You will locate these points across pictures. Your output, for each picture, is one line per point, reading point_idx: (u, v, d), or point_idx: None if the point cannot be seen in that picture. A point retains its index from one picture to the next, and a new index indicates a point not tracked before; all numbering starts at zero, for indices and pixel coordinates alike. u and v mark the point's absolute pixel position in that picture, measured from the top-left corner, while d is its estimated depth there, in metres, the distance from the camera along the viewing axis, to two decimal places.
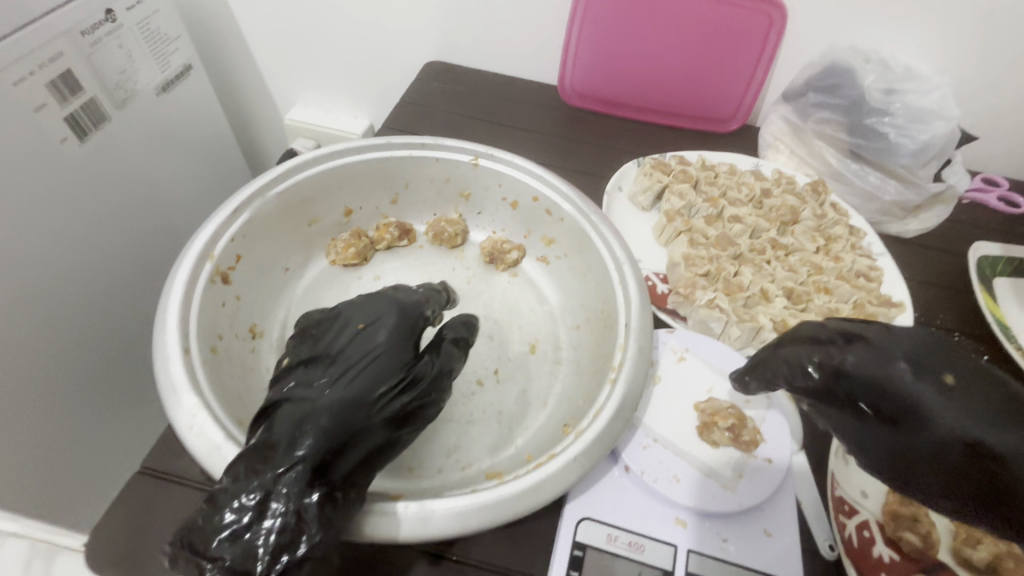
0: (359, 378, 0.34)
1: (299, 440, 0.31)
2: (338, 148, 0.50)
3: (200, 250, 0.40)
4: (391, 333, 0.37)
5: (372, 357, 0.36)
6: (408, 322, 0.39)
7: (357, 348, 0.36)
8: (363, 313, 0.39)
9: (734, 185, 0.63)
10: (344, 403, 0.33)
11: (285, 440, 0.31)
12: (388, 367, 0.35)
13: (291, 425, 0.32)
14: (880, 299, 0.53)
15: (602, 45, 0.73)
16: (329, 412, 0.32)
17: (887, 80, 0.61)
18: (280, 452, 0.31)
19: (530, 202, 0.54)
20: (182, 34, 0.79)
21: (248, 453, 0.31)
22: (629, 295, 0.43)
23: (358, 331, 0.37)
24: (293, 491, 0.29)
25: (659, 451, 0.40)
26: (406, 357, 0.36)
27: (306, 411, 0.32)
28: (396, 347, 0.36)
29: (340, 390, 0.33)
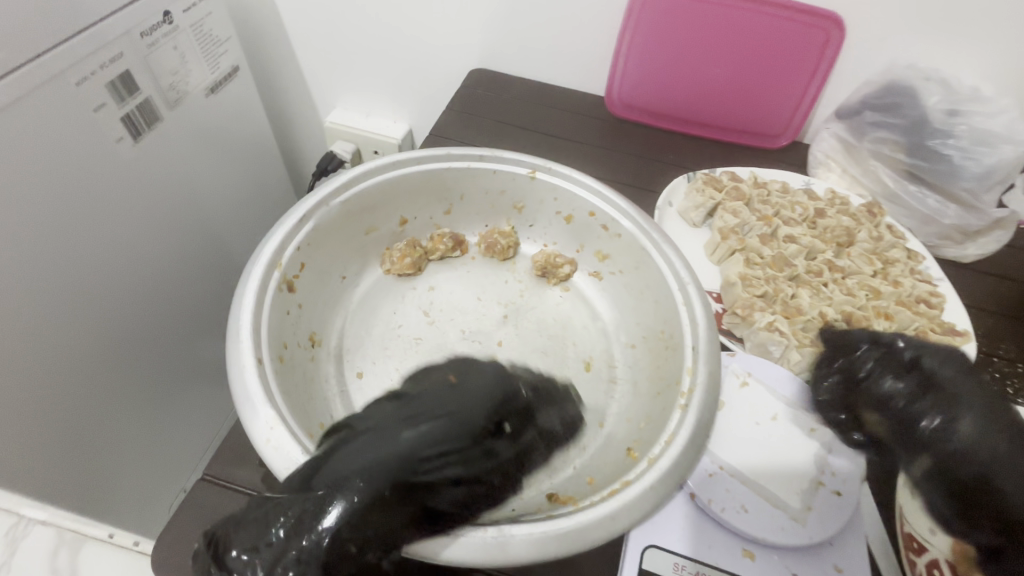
0: (438, 429, 0.34)
1: (363, 474, 0.31)
2: (398, 158, 0.50)
3: (270, 258, 0.40)
4: (481, 398, 0.36)
5: (449, 415, 0.35)
6: (505, 389, 0.38)
7: (434, 399, 0.36)
8: (461, 369, 0.39)
9: (786, 204, 0.62)
10: (409, 456, 0.32)
11: (349, 471, 0.31)
12: (462, 433, 0.34)
13: (360, 457, 0.32)
14: (943, 327, 0.52)
15: (652, 57, 0.72)
16: (394, 461, 0.32)
17: (951, 101, 0.60)
18: (339, 482, 0.31)
19: (585, 216, 0.53)
20: (232, 37, 0.79)
21: (307, 470, 0.32)
22: (695, 316, 0.43)
23: (452, 386, 0.37)
24: (336, 528, 0.29)
25: (725, 479, 0.39)
26: (484, 423, 0.35)
27: (378, 451, 0.32)
28: (478, 411, 0.36)
29: (410, 441, 0.33)
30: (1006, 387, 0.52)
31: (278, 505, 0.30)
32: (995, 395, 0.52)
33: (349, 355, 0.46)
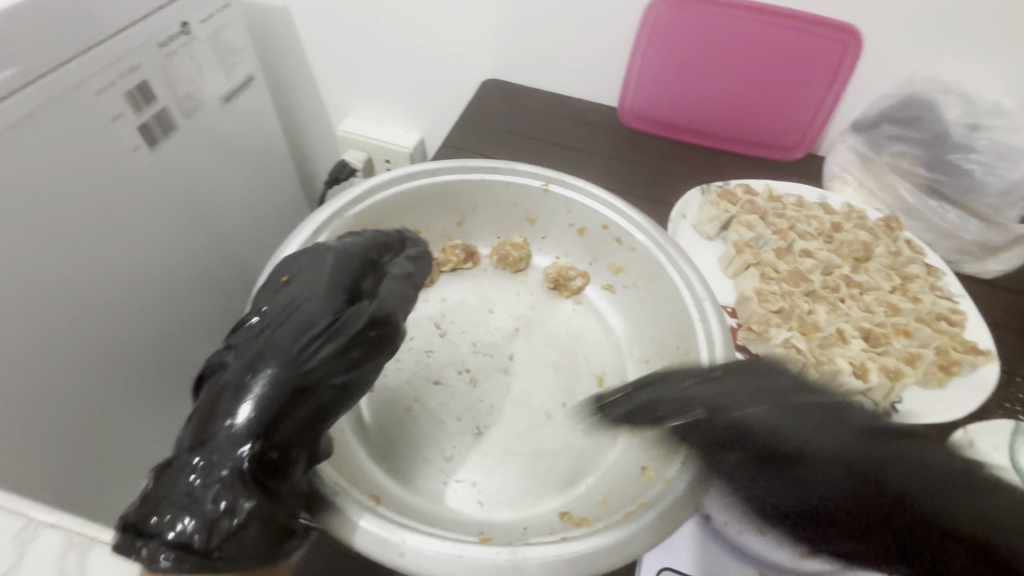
0: (287, 326, 0.35)
1: (247, 387, 0.33)
2: (411, 169, 0.50)
3: (283, 270, 0.40)
4: (322, 287, 0.37)
5: (301, 311, 0.36)
6: (341, 272, 0.39)
7: (285, 301, 0.37)
8: (287, 265, 0.39)
9: (803, 218, 0.61)
10: (281, 356, 0.34)
11: (231, 391, 0.33)
12: (318, 315, 0.36)
13: (240, 375, 0.33)
14: (965, 345, 0.51)
15: (666, 69, 0.72)
16: (271, 366, 0.33)
17: (973, 115, 0.59)
18: (222, 408, 0.32)
19: (598, 229, 0.53)
20: (247, 46, 0.80)
21: (194, 425, 0.33)
22: (711, 333, 0.42)
23: (284, 284, 0.38)
24: (246, 452, 0.31)
25: None
26: (336, 308, 0.37)
27: (252, 360, 0.34)
28: (325, 296, 0.37)
29: (275, 344, 0.34)
30: None
31: (179, 460, 0.32)
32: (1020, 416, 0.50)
33: None
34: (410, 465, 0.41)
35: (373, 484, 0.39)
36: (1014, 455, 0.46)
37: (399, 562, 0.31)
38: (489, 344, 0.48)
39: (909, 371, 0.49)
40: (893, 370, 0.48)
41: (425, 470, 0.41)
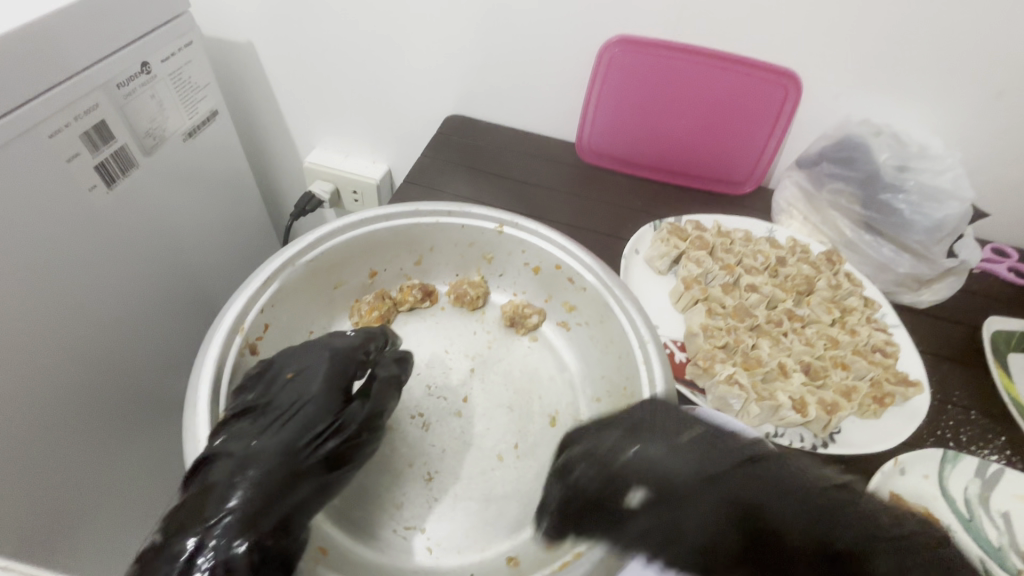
0: (289, 425, 0.37)
1: (234, 485, 0.33)
2: (366, 214, 0.51)
3: (232, 323, 0.40)
4: (323, 385, 0.39)
5: (303, 409, 0.38)
6: (337, 368, 0.41)
7: (287, 397, 0.38)
8: (294, 361, 0.41)
9: (749, 253, 0.64)
10: (275, 449, 0.35)
11: (223, 481, 0.33)
12: (318, 416, 0.38)
13: (229, 471, 0.33)
14: (897, 377, 0.54)
15: (620, 109, 0.75)
16: (259, 462, 0.34)
17: (900, 157, 0.63)
18: (213, 500, 0.32)
19: (552, 269, 0.55)
20: (211, 82, 0.81)
21: (178, 513, 0.32)
22: (654, 375, 0.44)
23: (289, 379, 0.39)
24: (226, 540, 0.31)
25: None
26: (333, 410, 0.39)
27: (244, 455, 0.34)
28: (325, 393, 0.39)
29: (267, 439, 0.35)
30: (960, 435, 0.54)
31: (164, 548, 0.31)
32: (949, 443, 0.53)
33: None
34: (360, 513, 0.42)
35: (322, 537, 0.40)
36: (942, 481, 0.49)
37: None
38: (443, 386, 0.49)
39: (846, 403, 0.51)
40: (831, 403, 0.50)
41: (374, 520, 0.42)
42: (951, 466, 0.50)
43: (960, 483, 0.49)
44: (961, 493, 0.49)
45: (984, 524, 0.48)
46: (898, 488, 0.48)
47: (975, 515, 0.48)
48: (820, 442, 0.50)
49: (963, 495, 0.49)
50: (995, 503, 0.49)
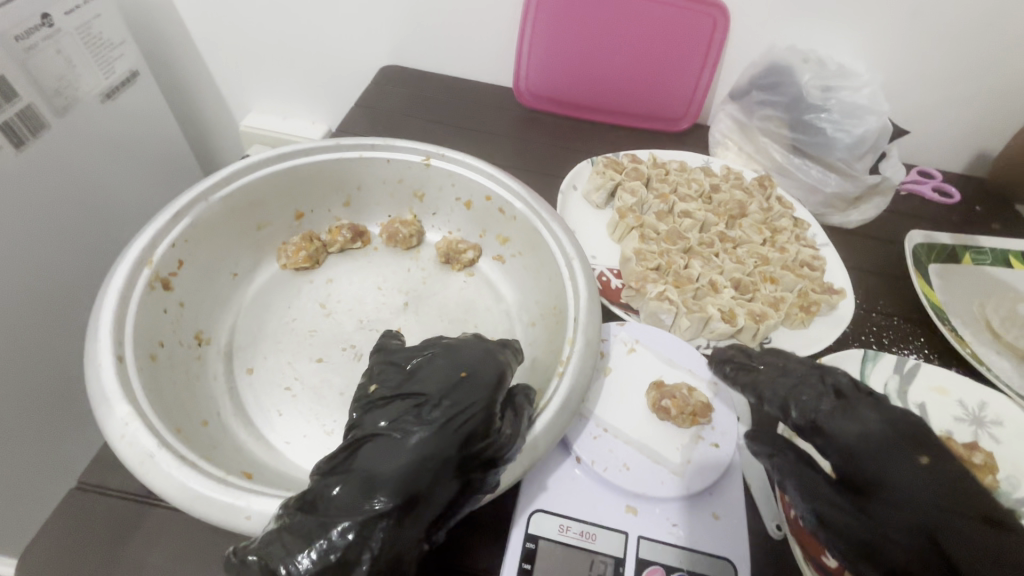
0: (454, 429, 0.32)
1: (383, 487, 0.29)
2: (284, 151, 0.49)
3: (138, 256, 0.39)
4: (474, 403, 0.33)
5: (452, 420, 0.32)
6: (489, 384, 0.35)
7: (457, 397, 0.33)
8: (461, 360, 0.36)
9: (683, 182, 0.65)
10: (419, 467, 0.30)
11: (374, 482, 0.29)
12: (467, 433, 0.32)
13: (378, 466, 0.30)
14: (823, 286, 0.56)
15: (554, 47, 0.74)
16: (399, 479, 0.30)
17: (822, 78, 0.64)
18: (365, 499, 0.29)
19: (483, 202, 0.54)
20: (126, 40, 0.77)
21: (333, 489, 0.29)
22: (578, 288, 0.45)
23: (460, 379, 0.34)
24: (380, 541, 0.28)
25: (609, 441, 0.41)
26: (480, 430, 0.33)
27: (398, 455, 0.31)
28: (481, 409, 0.33)
29: (415, 449, 0.31)
30: (882, 338, 0.57)
31: (299, 526, 0.28)
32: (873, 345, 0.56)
33: (239, 352, 0.45)
34: (290, 442, 0.40)
35: (250, 461, 0.39)
36: (863, 379, 0.51)
37: (246, 526, 0.29)
38: (375, 320, 0.48)
39: (773, 313, 0.53)
40: (759, 313, 0.52)
41: (302, 449, 0.40)
42: (871, 365, 0.52)
43: (880, 380, 0.52)
44: (881, 389, 0.51)
45: None
46: None
47: None
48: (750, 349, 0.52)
49: (882, 390, 0.51)
50: (912, 396, 0.51)
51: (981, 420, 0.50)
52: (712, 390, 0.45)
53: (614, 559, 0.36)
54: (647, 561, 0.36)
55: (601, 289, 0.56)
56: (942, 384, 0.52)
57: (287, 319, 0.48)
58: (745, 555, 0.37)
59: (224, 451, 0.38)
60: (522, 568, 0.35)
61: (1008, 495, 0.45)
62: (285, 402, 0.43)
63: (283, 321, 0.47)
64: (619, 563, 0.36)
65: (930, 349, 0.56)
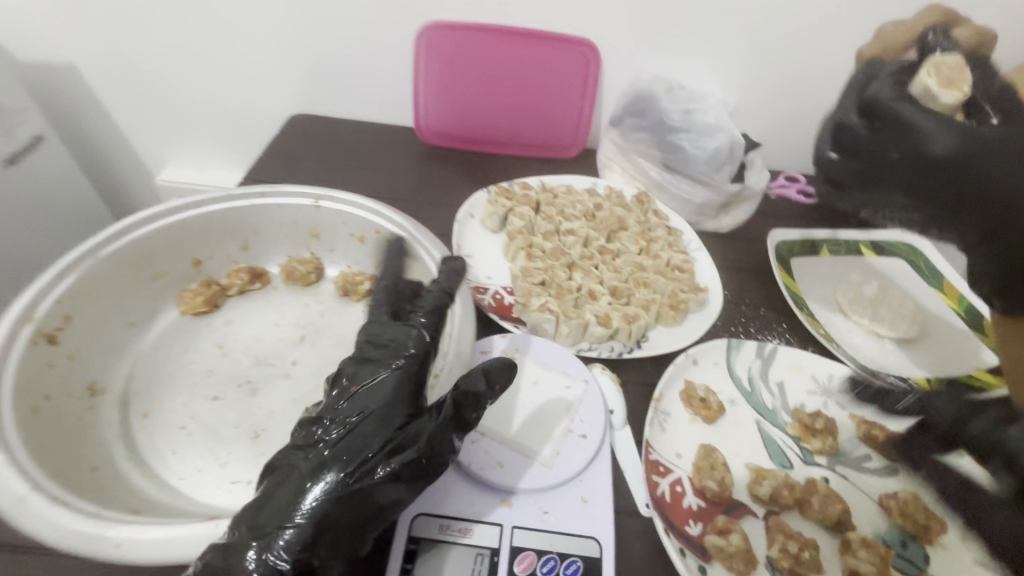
0: (354, 436, 0.35)
1: (292, 499, 0.33)
2: (175, 203, 0.52)
3: (20, 312, 0.41)
4: (391, 391, 0.38)
5: (366, 417, 0.36)
6: (407, 367, 0.39)
7: (355, 407, 0.37)
8: (362, 374, 0.39)
9: (569, 204, 0.72)
10: (348, 458, 0.34)
11: (283, 498, 0.33)
12: (392, 417, 0.37)
13: (287, 486, 0.33)
14: (690, 286, 0.62)
15: (446, 89, 0.80)
16: (332, 472, 0.34)
17: (680, 103, 0.73)
18: (276, 515, 0.32)
19: (375, 236, 0.58)
20: (27, 106, 0.79)
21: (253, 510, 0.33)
22: (454, 307, 0.49)
23: (357, 392, 0.38)
24: (292, 548, 0.31)
25: (486, 443, 0.44)
26: (404, 412, 0.37)
27: (305, 471, 0.34)
28: (399, 394, 0.38)
29: (341, 445, 0.35)
30: (749, 327, 0.63)
31: (226, 549, 0.31)
32: (741, 335, 0.62)
33: (134, 398, 0.47)
34: (183, 478, 0.42)
35: (142, 500, 0.40)
36: (729, 364, 0.57)
37: (115, 554, 0.31)
38: (272, 355, 0.51)
39: (645, 314, 0.58)
40: (632, 315, 0.58)
41: (195, 483, 0.42)
42: (736, 352, 0.58)
43: (744, 364, 0.58)
44: (745, 372, 0.57)
45: (763, 394, 0.56)
46: (690, 375, 0.55)
47: (756, 388, 0.56)
48: (628, 348, 0.57)
49: (746, 374, 0.57)
50: (773, 376, 0.57)
51: (830, 391, 0.57)
52: (584, 388, 0.49)
53: (490, 549, 0.39)
54: (520, 548, 0.40)
55: (495, 307, 0.60)
56: (797, 361, 0.59)
57: (185, 361, 0.50)
58: (609, 533, 0.41)
59: (114, 492, 0.40)
60: (404, 568, 0.38)
61: (850, 454, 0.52)
62: (179, 441, 0.45)
63: (180, 364, 0.50)
64: (494, 553, 0.39)
65: (790, 333, 0.63)
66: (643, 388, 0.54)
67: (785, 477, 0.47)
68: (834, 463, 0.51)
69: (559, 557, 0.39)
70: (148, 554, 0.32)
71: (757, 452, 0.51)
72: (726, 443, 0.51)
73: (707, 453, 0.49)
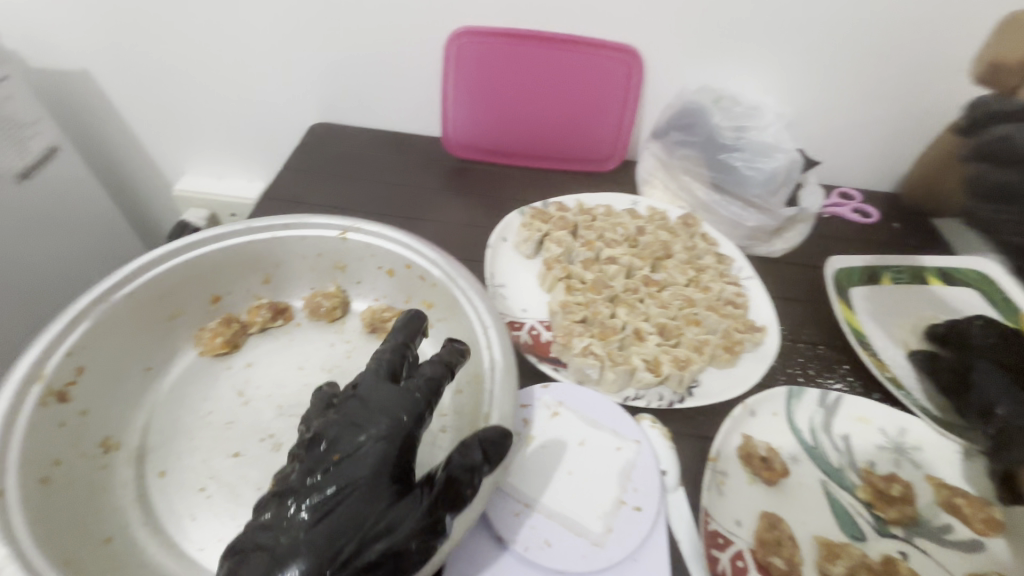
0: (336, 516, 0.32)
1: None
2: (194, 238, 0.49)
3: (28, 371, 0.38)
4: (371, 467, 0.34)
5: (348, 493, 0.33)
6: (394, 439, 0.35)
7: (336, 481, 0.33)
8: (344, 436, 0.35)
9: (609, 227, 0.66)
10: (321, 547, 0.31)
11: None
12: (375, 495, 0.34)
13: (263, 574, 0.31)
14: (746, 325, 0.57)
15: (477, 100, 0.75)
16: (304, 562, 0.31)
17: (733, 119, 0.68)
18: None
19: (404, 270, 0.54)
20: (42, 117, 0.75)
21: None
22: (494, 356, 0.45)
23: (336, 462, 0.34)
24: None
25: (531, 516, 0.40)
26: (385, 492, 0.34)
27: (282, 555, 0.31)
28: (381, 471, 0.34)
29: (317, 529, 0.32)
30: (807, 369, 0.58)
31: None
32: (799, 377, 0.57)
33: (151, 454, 0.43)
34: (204, 549, 0.39)
35: None
36: (789, 416, 0.52)
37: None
38: (296, 404, 0.47)
39: (697, 357, 0.53)
40: (683, 359, 0.53)
41: (216, 554, 0.39)
42: (796, 401, 0.53)
43: (806, 415, 0.53)
44: (806, 424, 0.52)
45: (828, 450, 0.51)
46: (747, 429, 0.50)
47: (820, 443, 0.51)
48: (678, 396, 0.52)
49: (808, 425, 0.52)
50: (837, 428, 0.52)
51: (902, 447, 0.51)
52: (636, 450, 0.45)
53: None
54: None
55: (532, 346, 0.56)
56: (865, 413, 0.53)
57: (204, 411, 0.46)
58: None
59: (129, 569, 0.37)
60: None
61: (929, 523, 0.47)
62: (199, 505, 0.41)
63: (199, 415, 0.46)
64: None
65: (853, 376, 0.57)
66: (697, 443, 0.50)
67: (861, 556, 0.43)
68: (911, 534, 0.46)
69: None
70: None
71: (824, 521, 0.46)
72: (788, 509, 0.47)
73: (771, 524, 0.44)
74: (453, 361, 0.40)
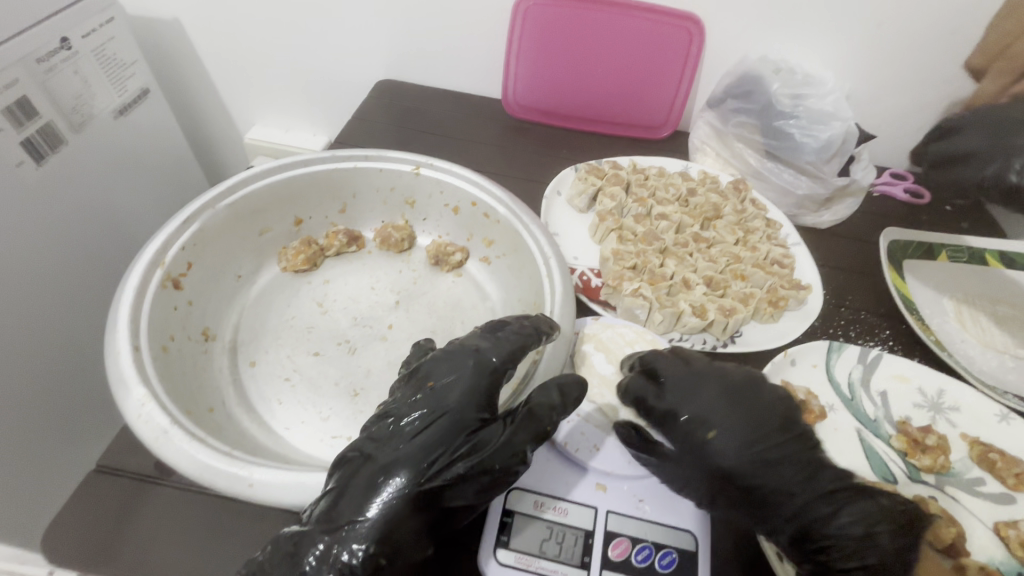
0: (431, 432, 0.36)
1: (377, 489, 0.33)
2: (285, 162, 0.54)
3: (152, 257, 0.43)
4: (462, 395, 0.38)
5: (442, 416, 0.37)
6: (482, 376, 0.39)
7: (430, 402, 0.37)
8: (438, 369, 0.40)
9: (662, 186, 0.69)
10: (418, 458, 0.35)
11: (364, 488, 0.33)
12: (464, 417, 0.37)
13: (370, 476, 0.34)
14: (791, 283, 0.59)
15: (539, 62, 0.78)
16: (406, 469, 0.34)
17: (792, 86, 0.69)
18: (357, 503, 0.33)
19: (470, 208, 0.58)
20: (137, 60, 0.82)
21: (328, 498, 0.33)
22: (554, 285, 0.49)
23: (431, 390, 0.38)
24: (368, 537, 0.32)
25: (581, 424, 0.45)
26: (474, 418, 0.37)
27: (386, 462, 0.35)
28: (469, 400, 0.38)
29: (416, 442, 0.36)
30: (849, 331, 0.59)
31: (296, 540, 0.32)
32: (840, 338, 0.59)
33: (242, 345, 0.49)
34: (289, 428, 0.44)
35: (253, 444, 0.42)
36: (829, 368, 0.54)
37: (249, 491, 0.33)
38: (368, 317, 0.52)
39: (742, 308, 0.56)
40: (728, 308, 0.55)
41: (300, 432, 0.44)
42: (836, 355, 0.55)
43: (845, 369, 0.54)
44: (845, 378, 0.54)
45: (865, 403, 0.53)
46: (787, 376, 0.53)
47: (857, 396, 0.53)
48: (721, 342, 0.55)
49: (846, 379, 0.54)
50: (875, 384, 0.54)
51: (939, 407, 0.52)
52: None
53: (585, 531, 0.39)
54: (615, 533, 0.39)
55: (582, 288, 0.59)
56: (904, 372, 0.54)
57: (288, 316, 0.52)
58: (706, 528, 0.40)
59: (229, 434, 0.42)
60: (501, 540, 0.39)
61: (961, 476, 0.48)
62: (284, 392, 0.46)
63: (284, 318, 0.51)
64: (589, 535, 0.39)
65: (894, 341, 0.59)
66: None
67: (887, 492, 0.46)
68: (942, 482, 0.48)
69: (653, 546, 0.39)
70: (279, 496, 0.34)
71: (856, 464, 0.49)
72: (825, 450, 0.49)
73: None
74: (542, 327, 0.43)
